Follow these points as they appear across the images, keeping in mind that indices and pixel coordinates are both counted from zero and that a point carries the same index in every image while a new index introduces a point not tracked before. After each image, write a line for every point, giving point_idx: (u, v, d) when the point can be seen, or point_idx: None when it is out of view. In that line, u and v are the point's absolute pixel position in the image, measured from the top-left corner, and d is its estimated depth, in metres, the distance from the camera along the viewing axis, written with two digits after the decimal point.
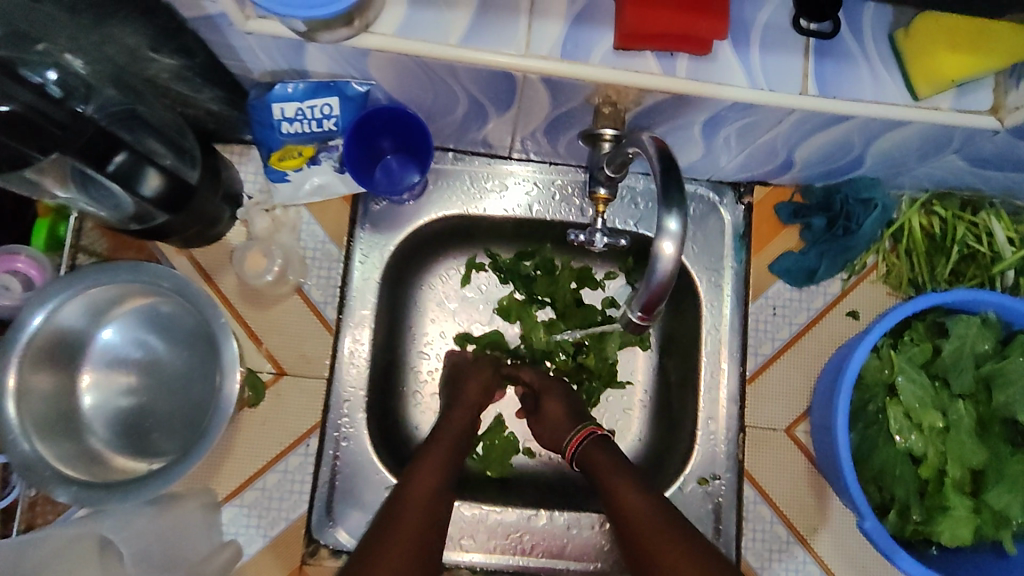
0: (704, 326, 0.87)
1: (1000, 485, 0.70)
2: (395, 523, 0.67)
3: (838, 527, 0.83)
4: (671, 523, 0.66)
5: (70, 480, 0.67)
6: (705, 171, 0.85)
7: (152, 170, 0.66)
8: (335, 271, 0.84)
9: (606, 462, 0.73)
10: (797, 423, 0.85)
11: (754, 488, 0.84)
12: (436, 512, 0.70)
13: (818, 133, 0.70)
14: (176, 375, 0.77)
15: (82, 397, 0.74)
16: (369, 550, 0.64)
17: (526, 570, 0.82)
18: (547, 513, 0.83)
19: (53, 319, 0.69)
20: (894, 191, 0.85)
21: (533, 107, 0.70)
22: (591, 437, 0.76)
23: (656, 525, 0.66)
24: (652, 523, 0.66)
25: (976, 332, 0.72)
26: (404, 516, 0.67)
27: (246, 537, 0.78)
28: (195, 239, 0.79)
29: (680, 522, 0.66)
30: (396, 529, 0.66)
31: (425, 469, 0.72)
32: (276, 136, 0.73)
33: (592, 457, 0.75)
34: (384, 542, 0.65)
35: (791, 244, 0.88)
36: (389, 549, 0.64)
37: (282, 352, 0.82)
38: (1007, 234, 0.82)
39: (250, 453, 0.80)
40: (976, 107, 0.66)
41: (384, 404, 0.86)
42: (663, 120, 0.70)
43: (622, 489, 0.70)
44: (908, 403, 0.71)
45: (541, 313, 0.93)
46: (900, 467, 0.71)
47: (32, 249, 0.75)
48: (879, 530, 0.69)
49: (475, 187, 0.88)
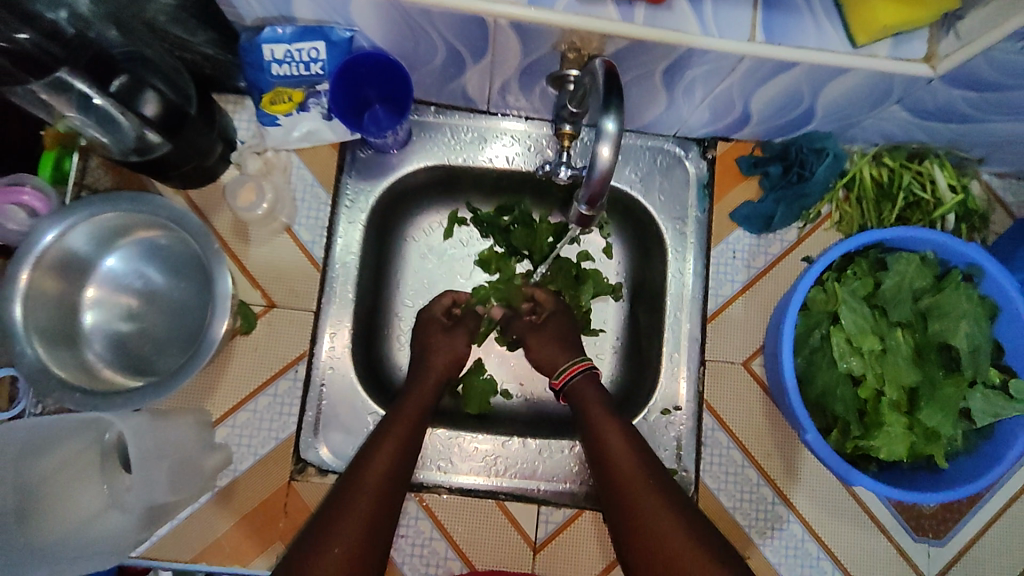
0: (668, 271, 0.93)
1: (932, 405, 0.77)
2: (362, 472, 0.71)
3: (789, 452, 0.90)
4: (648, 471, 0.73)
5: (73, 389, 0.74)
6: (671, 126, 0.91)
7: (151, 93, 0.71)
8: (323, 213, 0.90)
9: (594, 406, 0.81)
10: (754, 357, 0.92)
11: (713, 417, 0.90)
12: (403, 462, 0.74)
13: (769, 83, 0.75)
14: (173, 303, 0.83)
15: (84, 314, 0.80)
16: (335, 500, 0.68)
17: (498, 490, 0.89)
18: (520, 439, 0.91)
19: (62, 240, 0.75)
20: (846, 145, 0.91)
21: (506, 55, 0.75)
22: (579, 374, 0.84)
23: (634, 470, 0.73)
24: (630, 467, 0.74)
25: (915, 269, 0.78)
26: (371, 466, 0.72)
27: (239, 453, 0.85)
28: (191, 180, 0.85)
29: (655, 469, 0.74)
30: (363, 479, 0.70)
31: (397, 422, 0.77)
32: (266, 78, 0.78)
33: (582, 401, 0.82)
34: (352, 491, 0.69)
35: (750, 193, 0.94)
36: (354, 499, 0.68)
37: (273, 287, 0.88)
38: (948, 182, 0.89)
39: (243, 377, 0.86)
40: (912, 57, 0.70)
41: (368, 340, 0.92)
42: (627, 68, 0.75)
43: (607, 434, 0.77)
44: (849, 330, 0.77)
45: (518, 266, 0.98)
46: (841, 388, 0.78)
47: (39, 180, 0.79)
48: (819, 442, 0.76)
49: (455, 140, 0.92)
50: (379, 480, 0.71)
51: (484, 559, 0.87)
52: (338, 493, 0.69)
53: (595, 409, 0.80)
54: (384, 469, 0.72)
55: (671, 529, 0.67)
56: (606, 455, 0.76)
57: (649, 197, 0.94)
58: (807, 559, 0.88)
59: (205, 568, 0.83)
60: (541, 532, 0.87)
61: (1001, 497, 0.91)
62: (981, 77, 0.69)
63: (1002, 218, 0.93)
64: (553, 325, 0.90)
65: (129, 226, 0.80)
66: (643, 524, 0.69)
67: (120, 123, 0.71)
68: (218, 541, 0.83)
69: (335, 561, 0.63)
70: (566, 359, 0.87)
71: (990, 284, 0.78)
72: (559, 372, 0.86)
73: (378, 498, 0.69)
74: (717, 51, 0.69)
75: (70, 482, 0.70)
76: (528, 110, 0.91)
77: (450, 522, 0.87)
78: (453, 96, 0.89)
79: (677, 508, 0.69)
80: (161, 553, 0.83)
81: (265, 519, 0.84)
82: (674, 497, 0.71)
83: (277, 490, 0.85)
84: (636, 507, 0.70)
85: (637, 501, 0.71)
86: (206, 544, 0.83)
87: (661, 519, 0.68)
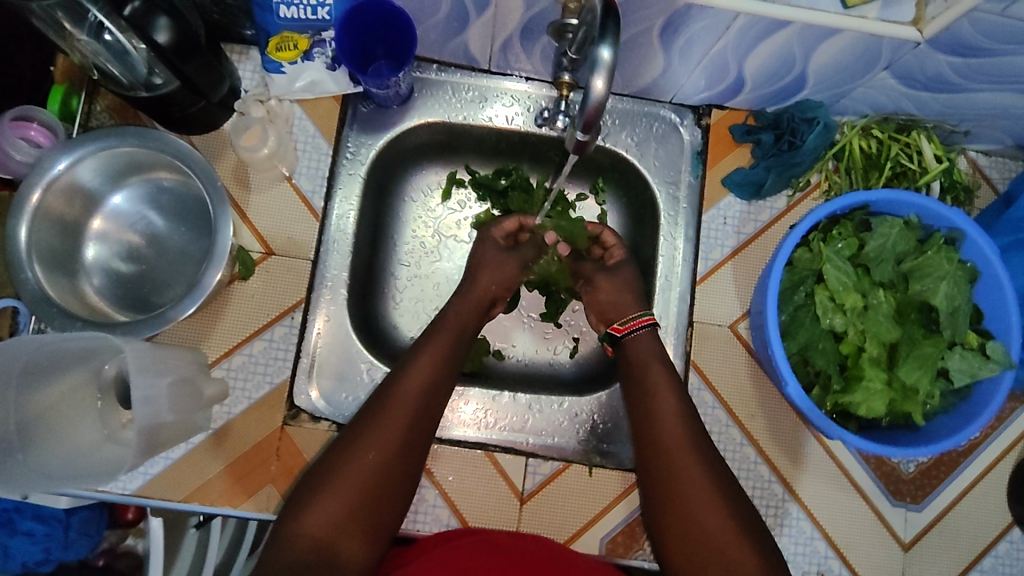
0: (660, 235, 0.95)
1: (910, 362, 0.79)
2: (394, 397, 0.74)
3: (773, 414, 0.92)
4: (695, 437, 0.75)
5: (75, 318, 0.74)
6: (668, 90, 0.93)
7: (162, 19, 0.68)
8: (323, 163, 0.91)
9: (651, 364, 0.82)
10: (740, 321, 0.94)
11: (699, 377, 0.92)
12: (436, 394, 0.77)
13: (763, 43, 0.77)
14: (173, 245, 0.84)
15: (86, 247, 0.82)
16: (370, 418, 0.72)
17: (489, 443, 0.90)
18: (510, 393, 0.92)
19: (72, 170, 0.76)
20: (837, 117, 0.94)
21: (509, 8, 0.77)
22: (642, 329, 0.85)
23: (678, 430, 0.76)
24: (675, 428, 0.76)
25: (897, 233, 0.81)
26: (403, 392, 0.75)
27: (234, 396, 0.86)
28: (196, 125, 0.86)
29: (700, 435, 0.76)
30: (394, 405, 0.73)
31: (431, 352, 0.79)
32: (274, 20, 0.82)
33: (638, 358, 0.83)
34: (384, 414, 0.73)
35: (742, 160, 0.96)
36: (385, 421, 0.72)
37: (272, 234, 0.89)
38: (935, 153, 0.92)
39: (240, 321, 0.87)
40: (900, 19, 0.73)
41: (364, 294, 0.94)
42: (626, 25, 0.77)
43: (657, 392, 0.79)
44: (832, 286, 0.80)
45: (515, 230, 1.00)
46: (823, 342, 0.81)
47: (47, 113, 0.81)
48: (799, 394, 0.78)
49: (456, 98, 0.94)
50: (411, 409, 0.74)
51: (471, 509, 0.88)
52: (372, 413, 0.73)
53: (654, 369, 0.81)
54: (417, 400, 0.75)
55: (706, 499, 0.71)
56: (655, 412, 0.77)
57: (644, 161, 0.96)
58: (787, 519, 0.90)
59: (195, 508, 0.84)
60: (528, 483, 0.89)
61: (978, 466, 0.93)
62: (967, 41, 0.72)
63: (987, 193, 0.96)
64: (621, 274, 0.91)
65: (136, 167, 0.81)
66: (680, 489, 0.72)
67: (135, 58, 0.74)
68: (209, 482, 0.84)
69: (367, 475, 0.69)
70: (632, 311, 0.88)
71: (970, 247, 0.81)
72: (623, 321, 0.87)
73: (409, 425, 0.73)
74: (714, 8, 0.71)
75: (67, 414, 0.72)
76: (529, 71, 0.92)
77: (440, 472, 0.88)
78: (456, 54, 0.91)
79: (715, 478, 0.72)
80: (153, 491, 0.84)
81: (256, 461, 0.85)
82: (713, 463, 0.73)
83: (269, 434, 0.86)
84: (677, 470, 0.73)
85: (666, 441, 0.75)
86: (197, 483, 0.84)
87: (698, 487, 0.71)
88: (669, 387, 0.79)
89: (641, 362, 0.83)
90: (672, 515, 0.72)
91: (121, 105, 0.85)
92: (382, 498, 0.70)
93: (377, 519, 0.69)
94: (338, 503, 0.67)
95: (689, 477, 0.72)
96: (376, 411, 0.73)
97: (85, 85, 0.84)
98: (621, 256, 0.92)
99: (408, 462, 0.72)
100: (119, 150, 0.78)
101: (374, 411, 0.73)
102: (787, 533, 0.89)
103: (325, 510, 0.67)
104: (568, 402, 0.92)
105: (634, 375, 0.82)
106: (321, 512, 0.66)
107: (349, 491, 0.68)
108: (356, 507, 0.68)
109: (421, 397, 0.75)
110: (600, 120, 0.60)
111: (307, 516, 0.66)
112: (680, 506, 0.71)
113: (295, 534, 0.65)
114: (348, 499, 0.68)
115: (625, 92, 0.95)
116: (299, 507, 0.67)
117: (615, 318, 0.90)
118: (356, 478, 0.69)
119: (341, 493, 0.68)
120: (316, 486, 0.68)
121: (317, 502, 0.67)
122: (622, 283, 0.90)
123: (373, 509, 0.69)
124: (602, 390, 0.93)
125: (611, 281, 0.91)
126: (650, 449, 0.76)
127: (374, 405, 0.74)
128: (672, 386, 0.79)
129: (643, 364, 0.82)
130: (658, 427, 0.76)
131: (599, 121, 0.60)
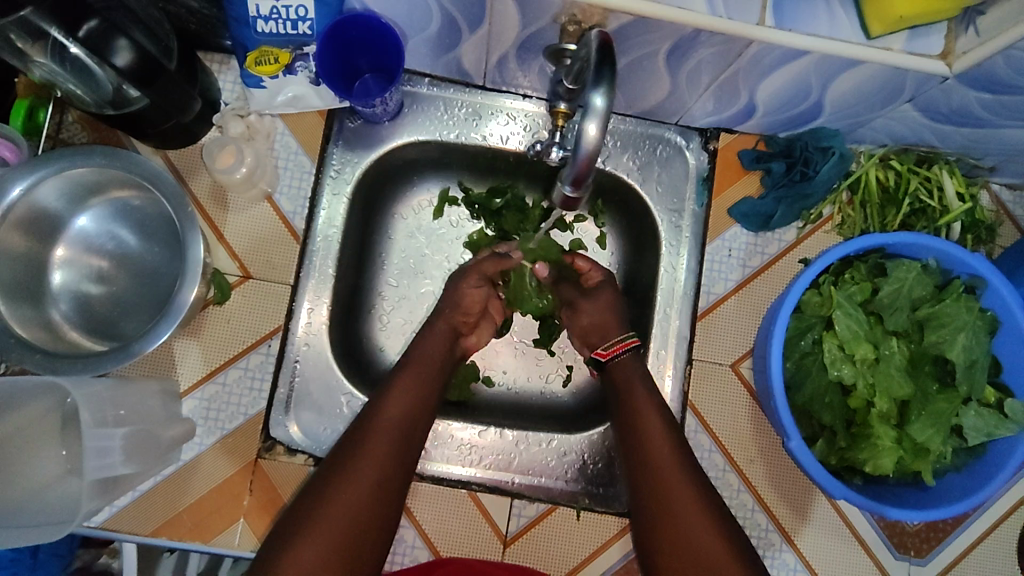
0: (661, 265, 0.90)
1: (923, 419, 0.75)
2: (369, 435, 0.70)
3: (773, 459, 0.87)
4: (694, 478, 0.70)
5: (35, 349, 0.70)
6: (674, 113, 0.87)
7: (125, 41, 0.67)
8: (306, 181, 0.86)
9: (637, 394, 0.77)
10: (742, 360, 0.89)
11: (696, 418, 0.87)
12: (412, 432, 0.73)
13: (778, 71, 0.71)
14: (144, 267, 0.80)
15: (52, 274, 0.77)
16: (344, 458, 0.68)
17: (473, 481, 0.86)
18: (497, 428, 0.89)
19: (29, 194, 0.72)
20: (853, 145, 0.88)
21: (503, 27, 0.72)
22: (627, 352, 0.81)
23: (674, 468, 0.70)
24: (673, 467, 0.70)
25: (915, 277, 0.75)
26: (379, 430, 0.71)
27: (205, 427, 0.81)
28: (172, 140, 0.81)
29: (699, 475, 0.70)
30: (370, 444, 0.69)
31: (405, 388, 0.75)
32: (252, 35, 0.77)
33: (623, 388, 0.78)
34: (359, 454, 0.68)
35: (751, 189, 0.90)
36: (361, 461, 0.68)
37: (250, 257, 0.84)
38: (956, 189, 0.86)
39: (214, 348, 0.83)
40: (927, 52, 0.67)
41: (348, 320, 0.90)
42: (631, 48, 0.71)
43: (647, 424, 0.74)
44: (842, 335, 0.75)
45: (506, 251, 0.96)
46: (830, 395, 0.76)
47: (10, 128, 0.76)
48: (803, 451, 0.73)
49: (449, 115, 0.89)
50: (388, 448, 0.70)
51: (454, 549, 0.84)
52: (346, 453, 0.69)
53: (642, 401, 0.76)
54: (394, 438, 0.71)
55: (712, 542, 0.65)
56: (648, 449, 0.72)
57: (646, 187, 0.90)
58: (784, 570, 0.85)
59: (163, 543, 0.80)
60: (512, 526, 0.84)
61: (988, 519, 0.88)
62: (999, 78, 0.66)
63: (1011, 232, 0.90)
64: (602, 297, 0.86)
65: (103, 184, 0.77)
66: (685, 533, 0.66)
67: (97, 75, 0.69)
68: (178, 516, 0.80)
69: (344, 514, 0.64)
70: (615, 333, 0.83)
71: (992, 295, 0.75)
72: (607, 344, 0.83)
73: (387, 457, 0.69)
74: (726, 35, 0.65)
75: (28, 447, 0.70)
76: (527, 88, 0.87)
77: (420, 510, 0.84)
78: (448, 69, 0.85)
79: (718, 519, 0.66)
80: (120, 524, 0.80)
81: (228, 497, 0.81)
82: (714, 503, 0.68)
83: (241, 467, 0.81)
84: (679, 512, 0.67)
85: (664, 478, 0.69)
86: (166, 518, 0.80)
87: (701, 528, 0.66)
88: (659, 418, 0.75)
89: (626, 389, 0.78)
90: (676, 561, 0.65)
91: (93, 119, 0.81)
92: (362, 543, 0.64)
93: (356, 567, 0.63)
94: (316, 548, 0.61)
95: (692, 518, 0.66)
96: (350, 451, 0.69)
97: (52, 97, 0.80)
98: (599, 279, 0.88)
99: (386, 506, 0.67)
100: (78, 170, 0.73)
101: (349, 451, 0.69)
102: None
103: (301, 556, 0.60)
104: (557, 440, 0.88)
105: (620, 409, 0.77)
106: (298, 557, 0.60)
107: (327, 535, 0.62)
108: (335, 552, 0.62)
109: (397, 435, 0.71)
110: (591, 176, 0.59)
111: (281, 565, 0.60)
112: (683, 550, 0.65)
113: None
114: (327, 542, 0.62)
115: (629, 113, 0.90)
116: (271, 554, 0.61)
117: (598, 343, 0.85)
118: (334, 521, 0.63)
119: (319, 537, 0.62)
120: (290, 531, 0.62)
121: (293, 548, 0.61)
122: (604, 304, 0.85)
123: (352, 556, 0.63)
124: (594, 429, 0.88)
125: (592, 304, 0.86)
126: (647, 489, 0.70)
127: (348, 445, 0.69)
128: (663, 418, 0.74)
129: (628, 394, 0.78)
130: (653, 466, 0.71)
131: (590, 176, 0.59)
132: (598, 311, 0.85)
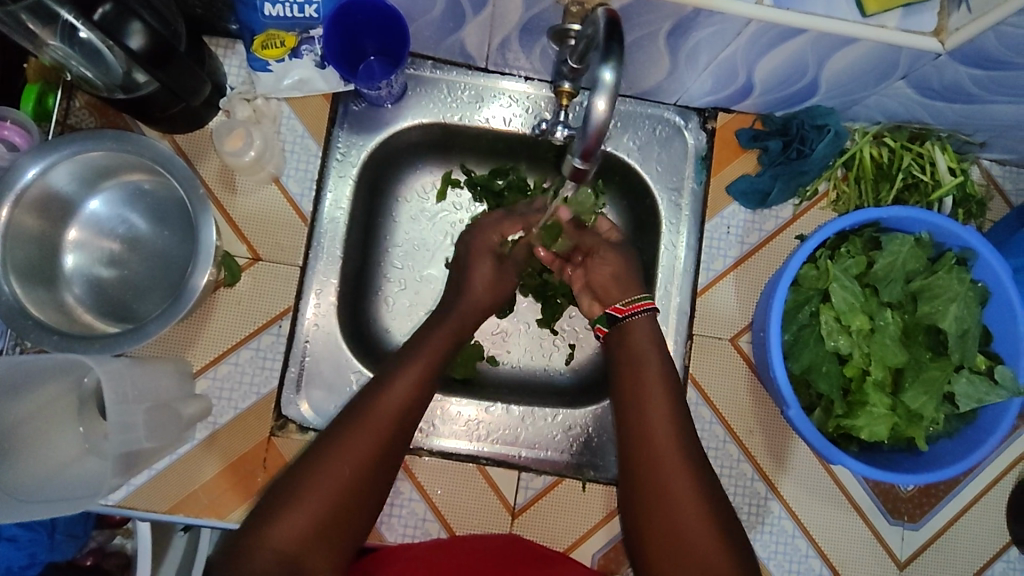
0: (661, 243, 0.92)
1: (915, 387, 0.78)
2: (372, 405, 0.69)
3: (770, 428, 0.90)
4: (688, 441, 0.72)
5: (52, 330, 0.72)
6: (673, 92, 0.89)
7: (137, 24, 0.68)
8: (312, 165, 0.87)
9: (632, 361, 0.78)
10: (741, 334, 0.91)
11: (697, 392, 0.90)
12: (418, 402, 0.72)
13: (776, 49, 0.73)
14: (155, 249, 0.81)
15: (64, 256, 0.79)
16: (346, 426, 0.67)
17: (480, 456, 0.88)
18: (504, 405, 0.91)
19: (44, 177, 0.74)
20: (848, 123, 0.90)
21: (507, 8, 0.73)
22: (642, 312, 0.81)
23: (673, 437, 0.71)
24: (669, 431, 0.72)
25: (909, 250, 0.78)
26: (383, 399, 0.70)
27: (219, 406, 0.83)
28: (179, 124, 0.83)
29: (690, 436, 0.72)
30: (373, 412, 0.68)
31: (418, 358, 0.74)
32: (258, 18, 0.79)
33: (635, 346, 0.79)
34: (357, 423, 0.68)
35: (748, 168, 0.92)
36: (359, 432, 0.67)
37: (258, 239, 0.86)
38: (948, 165, 0.88)
39: (226, 328, 0.84)
40: (920, 29, 0.69)
41: (355, 300, 0.91)
42: (631, 27, 0.73)
43: (648, 388, 0.75)
44: (838, 307, 0.78)
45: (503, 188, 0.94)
46: (827, 364, 0.79)
47: (20, 113, 0.80)
48: (801, 418, 0.76)
49: (451, 97, 0.90)
50: (390, 419, 0.69)
51: (463, 521, 0.86)
52: (347, 422, 0.68)
53: (649, 363, 0.77)
54: (399, 406, 0.69)
55: (694, 509, 0.67)
56: (644, 410, 0.74)
57: (646, 167, 0.93)
58: (783, 536, 0.88)
59: (180, 519, 0.81)
60: (520, 498, 0.87)
61: (976, 486, 0.91)
62: (989, 53, 0.67)
63: (1000, 206, 0.93)
64: None
65: (114, 167, 0.78)
66: (674, 498, 0.68)
67: (107, 58, 0.72)
68: (195, 493, 0.81)
69: (339, 485, 0.64)
70: (610, 298, 0.84)
71: (982, 267, 0.78)
72: (624, 302, 0.82)
73: (391, 426, 0.68)
74: (725, 14, 0.66)
75: (43, 429, 0.71)
76: (527, 69, 0.88)
77: (430, 483, 0.87)
78: (451, 52, 0.86)
79: (706, 489, 0.69)
80: (136, 502, 0.80)
81: (244, 472, 0.82)
82: (702, 466, 0.70)
83: (255, 446, 0.83)
84: (670, 481, 0.69)
85: (656, 436, 0.72)
86: (182, 496, 0.81)
87: (687, 496, 0.68)
88: (660, 389, 0.75)
89: (636, 352, 0.78)
90: (661, 516, 0.68)
91: (102, 103, 0.82)
92: (353, 509, 0.65)
93: (347, 537, 0.64)
94: (303, 519, 0.62)
95: (682, 488, 0.68)
96: (352, 417, 0.68)
97: (60, 83, 0.82)
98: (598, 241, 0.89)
99: (384, 472, 0.67)
100: (92, 153, 0.75)
101: (348, 418, 0.68)
102: (782, 550, 0.88)
103: (294, 521, 0.61)
104: (561, 414, 0.90)
105: (626, 369, 0.78)
106: (291, 522, 0.61)
107: (317, 506, 0.62)
108: (326, 522, 0.63)
109: (405, 408, 0.70)
110: (597, 149, 0.63)
111: (273, 529, 0.61)
112: (666, 510, 0.68)
113: (257, 552, 0.59)
114: (319, 514, 0.62)
115: (629, 93, 0.92)
116: (260, 521, 0.61)
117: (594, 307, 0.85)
118: (328, 487, 0.64)
119: (313, 503, 0.62)
120: (285, 495, 0.63)
121: (285, 516, 0.61)
122: (606, 269, 0.85)
123: (341, 525, 0.64)
124: (598, 403, 0.91)
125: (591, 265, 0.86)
126: (640, 455, 0.71)
127: (350, 414, 0.68)
128: (665, 383, 0.76)
129: (631, 358, 0.78)
130: (647, 427, 0.73)
131: (598, 149, 0.63)
132: (604, 269, 0.85)
